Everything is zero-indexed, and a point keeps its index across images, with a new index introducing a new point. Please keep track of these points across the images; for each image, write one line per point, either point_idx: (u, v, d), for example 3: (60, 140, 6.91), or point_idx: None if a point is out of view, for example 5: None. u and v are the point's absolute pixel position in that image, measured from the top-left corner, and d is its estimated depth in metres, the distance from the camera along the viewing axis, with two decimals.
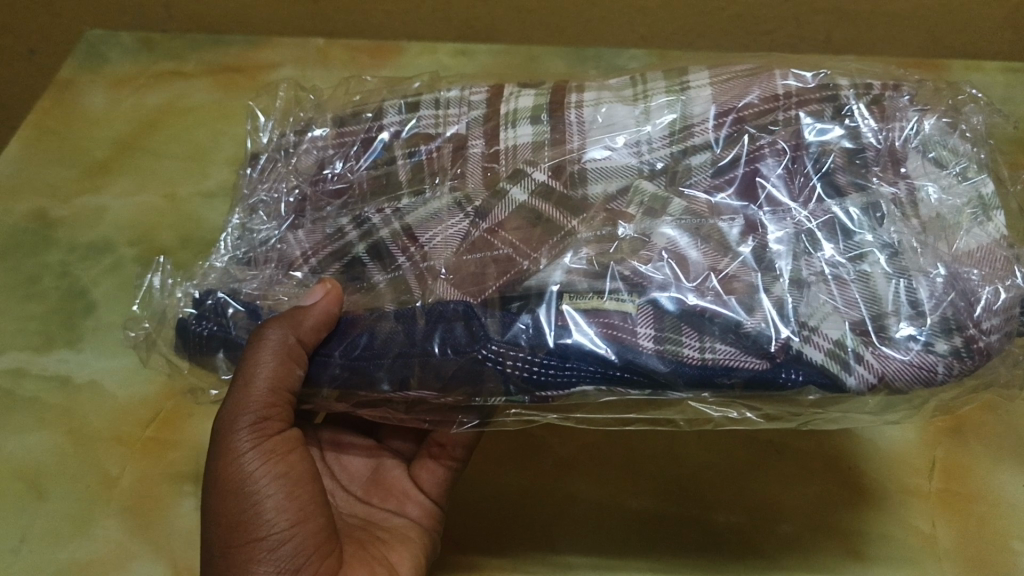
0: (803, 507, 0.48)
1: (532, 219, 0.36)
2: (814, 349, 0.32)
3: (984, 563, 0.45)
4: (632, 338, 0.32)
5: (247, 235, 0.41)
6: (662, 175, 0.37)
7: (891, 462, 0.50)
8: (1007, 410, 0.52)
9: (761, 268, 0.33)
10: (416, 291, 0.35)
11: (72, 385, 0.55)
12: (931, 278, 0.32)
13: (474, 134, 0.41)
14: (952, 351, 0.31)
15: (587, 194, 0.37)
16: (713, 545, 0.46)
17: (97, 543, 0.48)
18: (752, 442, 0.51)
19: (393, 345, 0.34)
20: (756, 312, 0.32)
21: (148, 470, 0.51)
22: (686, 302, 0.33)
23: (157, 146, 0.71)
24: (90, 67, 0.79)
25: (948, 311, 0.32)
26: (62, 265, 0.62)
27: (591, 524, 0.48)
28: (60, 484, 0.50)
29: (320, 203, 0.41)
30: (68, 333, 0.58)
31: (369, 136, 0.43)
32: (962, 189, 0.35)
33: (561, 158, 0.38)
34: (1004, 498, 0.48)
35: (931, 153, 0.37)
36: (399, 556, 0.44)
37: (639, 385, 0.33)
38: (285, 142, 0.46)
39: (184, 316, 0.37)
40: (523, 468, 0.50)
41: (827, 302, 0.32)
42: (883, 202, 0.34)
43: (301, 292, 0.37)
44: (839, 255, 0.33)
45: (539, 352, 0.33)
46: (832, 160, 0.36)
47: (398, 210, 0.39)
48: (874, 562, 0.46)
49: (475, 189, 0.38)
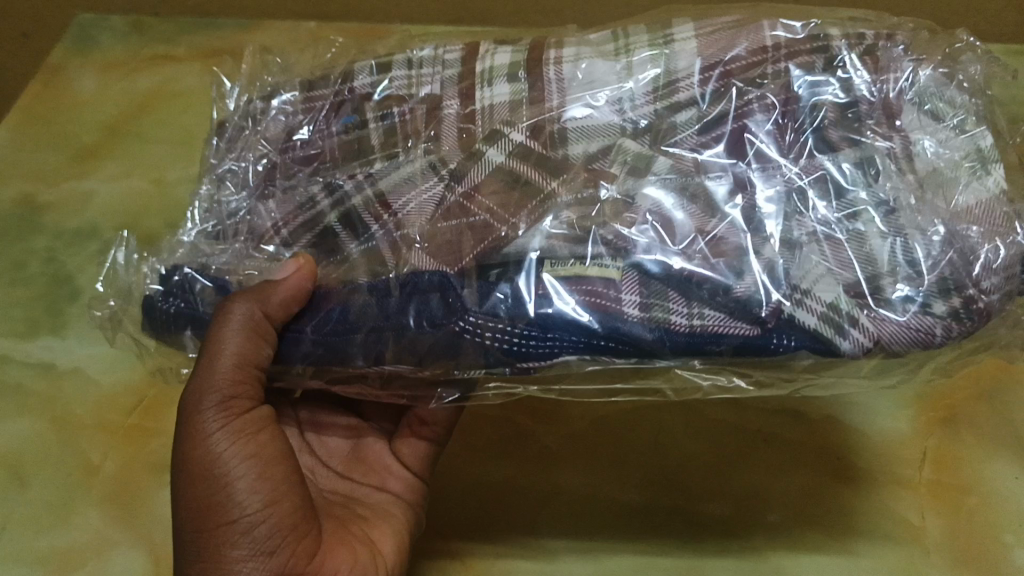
0: (787, 496, 0.47)
1: (509, 183, 0.35)
2: (808, 313, 0.30)
3: (968, 556, 0.45)
4: (616, 306, 0.31)
5: (217, 207, 0.40)
6: (645, 133, 0.35)
7: (877, 452, 0.49)
8: (998, 400, 0.50)
9: (749, 230, 0.32)
10: (390, 261, 0.34)
11: (55, 373, 0.54)
12: (928, 237, 0.31)
13: (448, 95, 0.40)
14: (951, 312, 0.30)
15: (568, 155, 0.36)
16: (692, 535, 0.46)
17: (78, 532, 0.47)
18: (735, 430, 0.50)
19: (366, 318, 0.33)
20: (746, 276, 0.31)
21: (131, 459, 0.50)
22: (671, 265, 0.31)
23: (146, 131, 0.70)
24: (79, 50, 0.78)
25: (946, 270, 0.30)
26: (47, 251, 0.61)
27: (573, 510, 0.47)
28: (41, 473, 0.49)
29: (291, 170, 0.40)
30: (54, 319, 0.57)
31: (340, 99, 0.42)
32: (960, 142, 0.34)
33: (540, 118, 0.37)
34: (989, 488, 0.47)
35: (927, 105, 0.35)
36: (381, 535, 0.42)
37: (625, 353, 0.31)
38: (252, 109, 0.44)
39: (150, 294, 0.35)
40: (505, 457, 0.49)
41: (820, 264, 0.31)
42: (877, 156, 0.33)
43: (272, 266, 0.36)
44: (831, 214, 0.32)
45: (518, 323, 0.32)
46: (823, 114, 0.34)
47: (369, 174, 0.38)
48: (855, 550, 0.45)
49: (450, 153, 0.37)
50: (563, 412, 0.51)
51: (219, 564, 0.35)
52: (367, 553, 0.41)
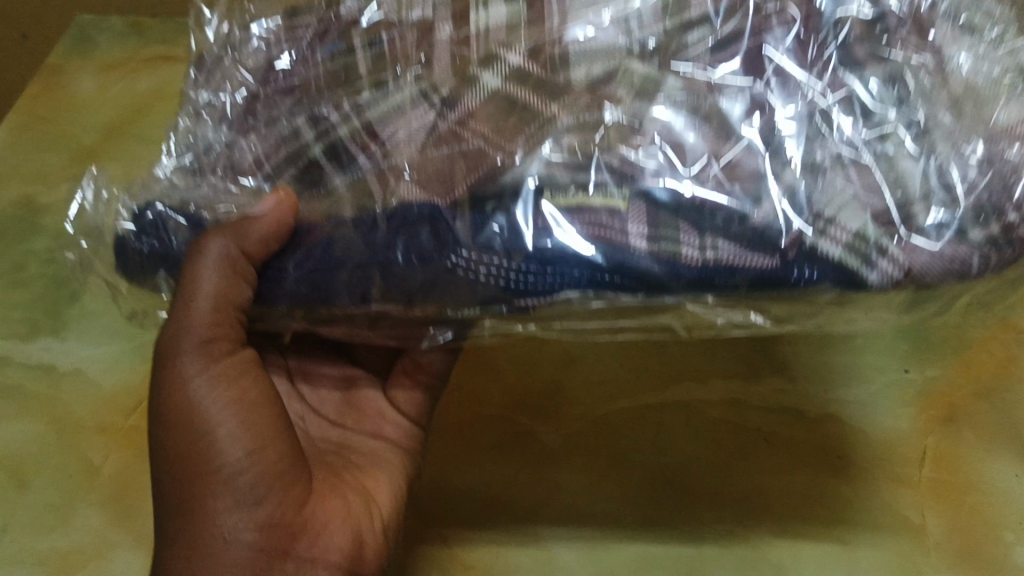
0: (784, 495, 0.45)
1: (507, 108, 0.32)
2: (831, 243, 0.27)
3: (969, 556, 0.42)
4: (622, 238, 0.28)
5: (193, 139, 0.38)
6: (653, 53, 0.33)
7: (878, 449, 0.46)
8: (1005, 394, 0.48)
9: (768, 152, 0.29)
10: (377, 193, 0.31)
11: (56, 375, 0.52)
12: (965, 157, 0.28)
13: (439, 18, 0.38)
14: (988, 240, 0.27)
15: (570, 79, 0.33)
16: (684, 535, 0.44)
17: (77, 534, 0.45)
18: (734, 427, 0.48)
19: (351, 255, 0.30)
20: (763, 204, 0.28)
21: (133, 462, 0.48)
22: (682, 191, 0.28)
23: (144, 131, 0.69)
24: (78, 52, 0.77)
25: (984, 194, 0.27)
26: (47, 252, 0.59)
27: (565, 511, 0.45)
28: (42, 474, 0.47)
29: (274, 100, 0.38)
30: (54, 322, 0.54)
31: (324, 28, 0.40)
32: (998, 57, 0.32)
33: (541, 40, 0.34)
34: (991, 485, 0.45)
35: (960, 19, 0.33)
36: (375, 486, 0.44)
37: (631, 289, 0.28)
38: (230, 38, 0.42)
39: (122, 233, 0.33)
40: (497, 451, 0.47)
41: (845, 189, 0.28)
42: (908, 73, 0.31)
43: (250, 202, 0.34)
44: (857, 137, 0.29)
45: (514, 258, 0.29)
46: (848, 29, 0.32)
47: (356, 106, 0.35)
48: (853, 553, 0.43)
49: (442, 78, 0.35)
50: (567, 406, 0.49)
51: (204, 513, 0.35)
52: (360, 501, 0.42)
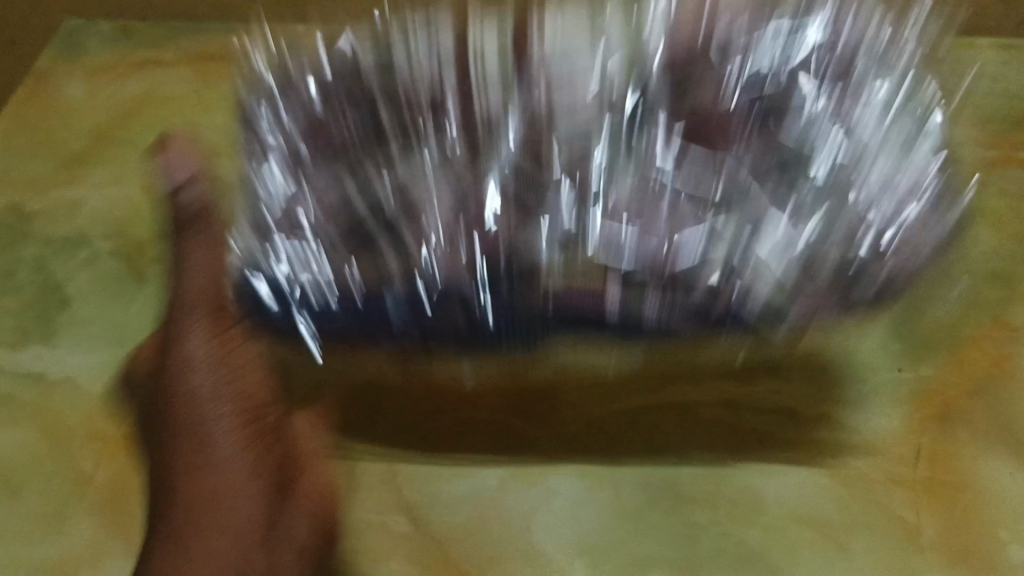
0: (781, 499, 0.47)
1: (537, 194, 0.49)
2: (734, 295, 0.42)
3: (962, 553, 0.45)
4: (602, 300, 0.42)
5: (262, 170, 0.49)
6: (667, 191, 0.48)
7: (870, 449, 0.49)
8: (991, 395, 0.51)
9: (726, 270, 0.43)
10: (433, 262, 0.44)
11: (46, 383, 0.54)
12: (853, 241, 0.44)
13: (498, 112, 0.53)
14: (870, 301, 0.42)
15: (584, 158, 0.51)
16: (687, 537, 0.46)
17: (72, 541, 0.48)
18: (731, 429, 0.49)
19: (394, 314, 0.41)
20: (724, 293, 0.42)
21: (124, 467, 0.50)
22: (670, 290, 0.42)
23: (134, 137, 0.71)
24: (66, 56, 0.78)
25: (865, 263, 0.43)
26: (38, 261, 0.61)
27: (570, 519, 0.47)
28: (34, 482, 0.50)
29: (333, 146, 0.51)
30: (43, 328, 0.57)
31: (394, 88, 0.54)
32: (894, 129, 0.49)
33: (570, 139, 0.52)
34: (984, 486, 0.48)
35: (854, 119, 0.51)
36: (314, 489, 0.48)
37: (611, 327, 0.42)
38: (335, 77, 0.54)
39: (226, 275, 0.44)
40: (500, 458, 0.49)
41: (770, 273, 0.43)
42: (824, 166, 0.49)
43: (300, 253, 0.44)
44: (796, 248, 0.44)
45: (525, 326, 0.42)
46: (798, 185, 0.48)
47: (406, 158, 0.51)
48: (850, 551, 0.45)
49: (492, 167, 0.50)
50: (559, 416, 0.50)
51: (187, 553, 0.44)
52: (312, 501, 0.47)
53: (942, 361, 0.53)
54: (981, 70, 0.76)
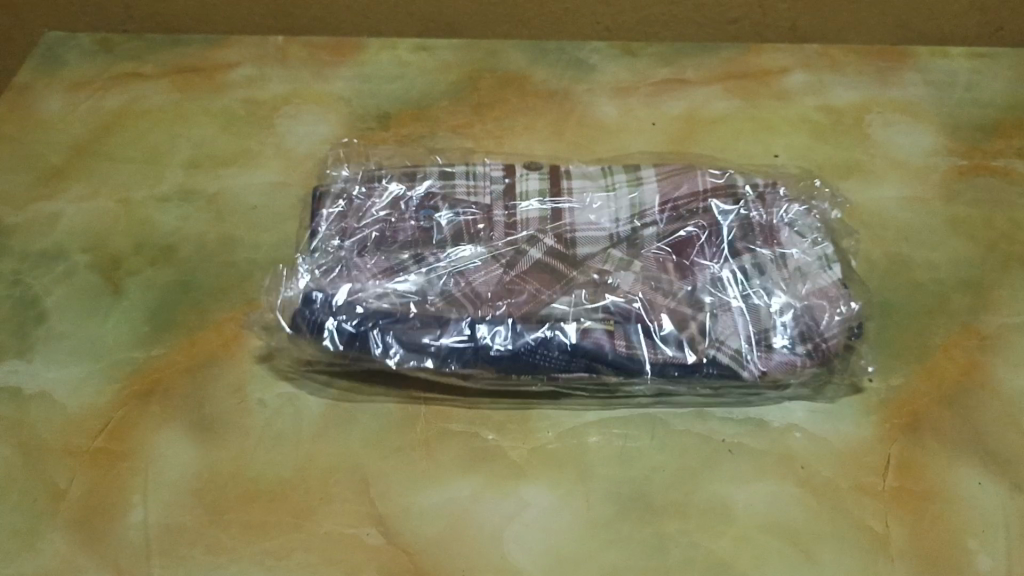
0: (751, 507, 0.47)
1: (547, 273, 0.55)
2: (722, 354, 0.51)
3: (933, 559, 0.45)
4: (608, 345, 0.51)
5: (320, 247, 0.56)
6: (623, 241, 0.57)
7: (840, 458, 0.49)
8: (960, 403, 0.52)
9: (693, 305, 0.53)
10: (469, 309, 0.52)
11: (21, 397, 0.53)
12: (784, 316, 0.52)
13: (496, 205, 0.59)
14: (806, 352, 0.51)
15: (577, 252, 0.56)
16: (659, 549, 0.45)
17: (43, 559, 0.46)
18: (700, 439, 0.50)
19: (442, 350, 0.51)
20: (690, 327, 0.52)
21: (99, 482, 0.49)
22: (647, 325, 0.51)
23: (113, 151, 0.71)
24: (44, 70, 0.78)
25: (814, 347, 0.51)
26: (13, 273, 0.60)
27: (541, 531, 0.46)
28: (6, 498, 0.48)
29: (368, 246, 0.56)
30: (19, 343, 0.56)
31: (405, 202, 0.60)
32: (815, 250, 0.56)
33: (561, 228, 0.57)
34: (954, 494, 0.48)
35: (797, 229, 0.57)
36: (304, 505, 0.47)
37: (615, 372, 0.50)
38: (349, 194, 0.60)
39: (296, 311, 0.52)
40: (472, 467, 0.49)
41: (732, 327, 0.52)
42: (765, 262, 0.55)
43: (381, 284, 0.53)
44: (740, 300, 0.53)
45: (558, 355, 0.50)
46: (753, 279, 0.54)
47: (421, 198, 0.60)
48: (817, 556, 0.45)
49: (502, 248, 0.56)
50: (531, 423, 0.51)
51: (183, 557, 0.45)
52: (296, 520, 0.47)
53: (911, 370, 0.53)
54: (953, 78, 0.77)
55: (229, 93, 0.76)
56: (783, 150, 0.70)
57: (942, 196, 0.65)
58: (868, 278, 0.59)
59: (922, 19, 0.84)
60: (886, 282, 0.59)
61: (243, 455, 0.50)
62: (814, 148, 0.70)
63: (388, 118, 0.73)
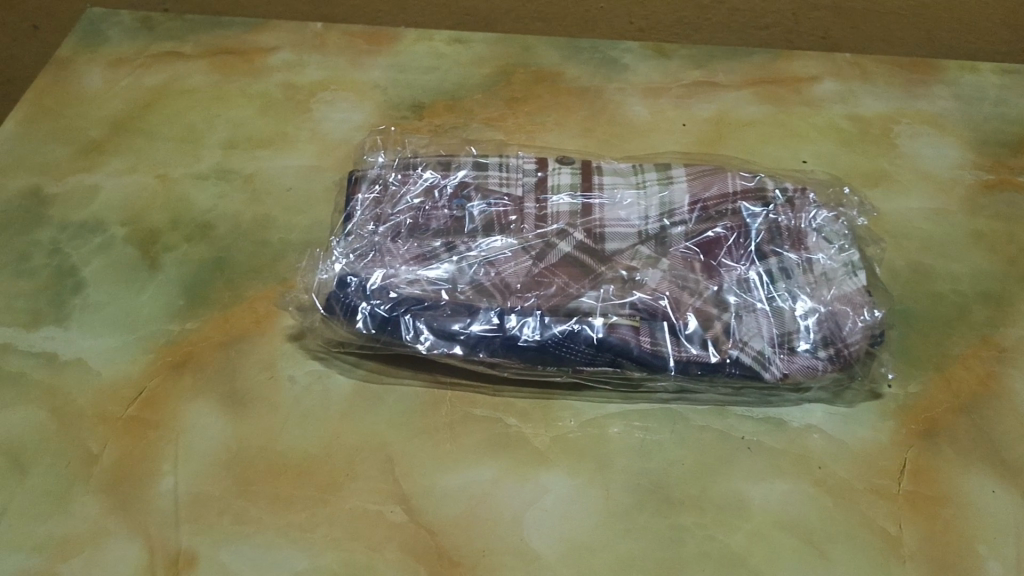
0: (767, 504, 0.48)
1: (577, 267, 0.56)
2: (745, 355, 0.52)
3: (945, 563, 0.46)
4: (634, 340, 0.52)
5: (355, 230, 0.58)
6: (652, 238, 0.58)
7: (856, 460, 0.50)
8: (975, 412, 0.53)
9: (718, 305, 0.54)
10: (498, 299, 0.53)
11: (57, 363, 0.54)
12: (808, 319, 0.53)
13: (528, 198, 0.60)
14: (828, 356, 0.52)
15: (605, 248, 0.57)
16: (677, 541, 0.46)
17: (75, 520, 0.47)
18: (719, 436, 0.51)
19: (473, 336, 0.52)
20: (714, 326, 0.53)
21: (131, 449, 0.50)
22: (671, 322, 0.53)
23: (152, 127, 0.72)
24: (86, 45, 0.80)
25: (837, 351, 0.52)
26: (52, 243, 0.62)
27: (561, 518, 0.47)
28: (41, 460, 0.49)
29: (403, 232, 0.58)
30: (57, 311, 0.57)
31: (439, 190, 0.61)
32: (842, 257, 0.57)
33: (591, 223, 0.59)
34: (966, 500, 0.49)
35: (823, 235, 0.58)
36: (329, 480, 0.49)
37: (639, 367, 0.51)
38: (385, 180, 0.62)
39: (330, 290, 0.54)
40: (495, 452, 0.50)
41: (755, 328, 0.53)
42: (792, 267, 0.56)
43: (413, 271, 0.55)
44: (765, 301, 0.54)
45: (586, 349, 0.51)
46: (778, 284, 0.55)
47: (455, 187, 0.61)
48: (831, 554, 0.46)
49: (533, 241, 0.57)
50: (554, 413, 0.52)
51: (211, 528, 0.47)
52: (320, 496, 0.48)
53: (929, 378, 0.54)
54: (982, 91, 0.77)
55: (267, 77, 0.77)
56: (811, 156, 0.71)
57: (966, 209, 0.66)
58: (890, 286, 0.60)
59: (953, 35, 0.85)
60: (907, 290, 0.59)
61: (272, 429, 0.51)
62: (842, 156, 0.70)
63: (422, 108, 0.74)
